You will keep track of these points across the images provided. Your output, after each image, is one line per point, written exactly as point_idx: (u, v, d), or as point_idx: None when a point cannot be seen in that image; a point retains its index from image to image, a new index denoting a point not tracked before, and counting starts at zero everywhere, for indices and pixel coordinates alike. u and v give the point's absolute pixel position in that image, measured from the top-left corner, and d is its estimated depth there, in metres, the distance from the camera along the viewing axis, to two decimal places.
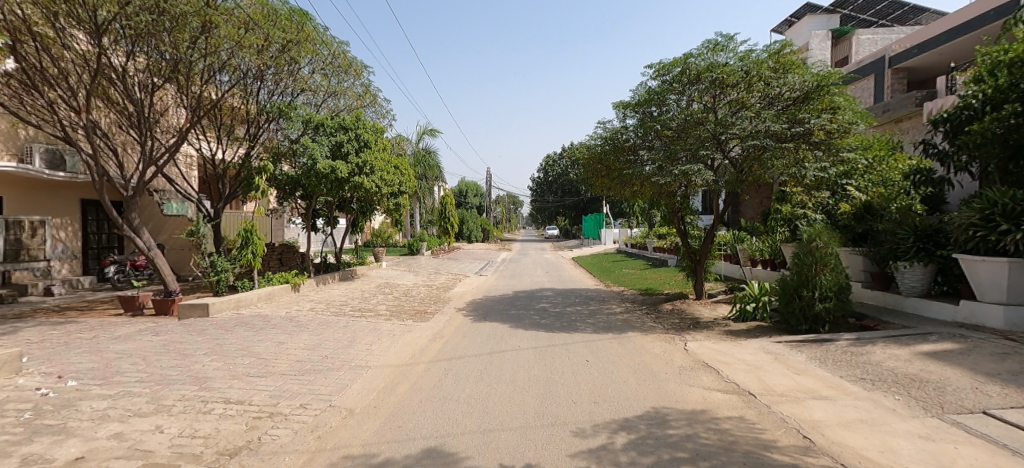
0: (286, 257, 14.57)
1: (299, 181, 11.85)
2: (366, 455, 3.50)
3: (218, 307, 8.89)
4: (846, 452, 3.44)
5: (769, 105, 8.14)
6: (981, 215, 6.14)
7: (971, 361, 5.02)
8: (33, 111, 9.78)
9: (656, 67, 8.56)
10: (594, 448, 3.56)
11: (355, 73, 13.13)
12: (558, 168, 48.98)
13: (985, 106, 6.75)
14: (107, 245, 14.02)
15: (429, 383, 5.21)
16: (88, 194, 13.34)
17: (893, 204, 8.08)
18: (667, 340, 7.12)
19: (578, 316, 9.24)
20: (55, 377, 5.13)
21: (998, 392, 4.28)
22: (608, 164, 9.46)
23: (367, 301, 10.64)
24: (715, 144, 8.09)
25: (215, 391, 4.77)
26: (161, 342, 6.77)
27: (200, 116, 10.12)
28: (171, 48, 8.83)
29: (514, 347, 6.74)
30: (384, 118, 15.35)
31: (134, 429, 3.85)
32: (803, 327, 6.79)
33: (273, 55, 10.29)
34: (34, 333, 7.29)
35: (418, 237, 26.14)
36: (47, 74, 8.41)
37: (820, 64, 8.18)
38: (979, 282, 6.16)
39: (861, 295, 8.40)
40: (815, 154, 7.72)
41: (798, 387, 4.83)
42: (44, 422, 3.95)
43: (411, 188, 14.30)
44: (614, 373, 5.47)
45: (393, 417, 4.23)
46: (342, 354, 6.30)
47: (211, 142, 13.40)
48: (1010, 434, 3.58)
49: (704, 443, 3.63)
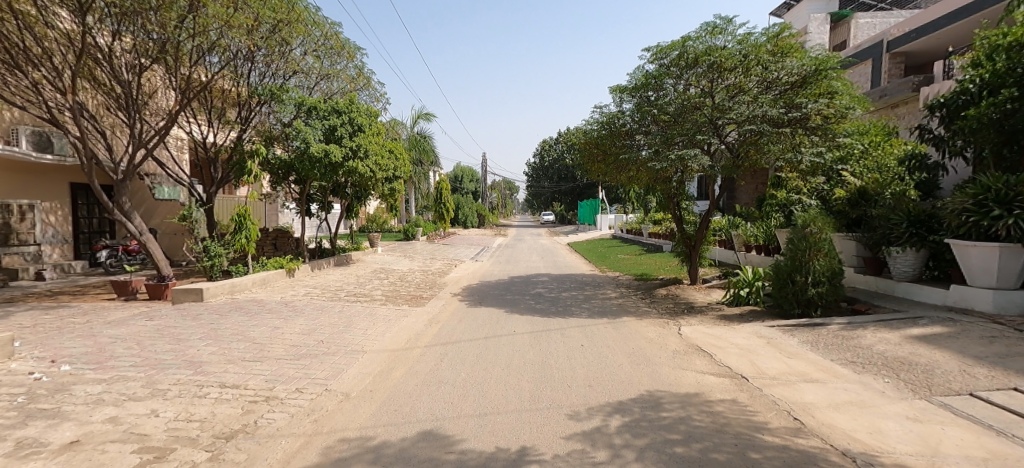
0: (281, 242, 14.55)
1: (293, 166, 11.74)
2: (362, 439, 3.52)
3: (212, 292, 8.85)
4: (835, 433, 3.49)
5: (767, 90, 8.08)
6: (975, 201, 6.19)
7: (960, 345, 5.09)
8: (18, 92, 9.58)
9: (653, 50, 8.49)
10: (588, 431, 3.59)
11: (348, 55, 12.96)
12: (554, 153, 48.71)
13: (981, 91, 6.72)
14: (98, 229, 13.90)
15: (424, 367, 5.22)
16: (78, 178, 13.17)
17: (887, 190, 8.09)
18: (661, 324, 7.17)
19: (574, 301, 9.28)
20: (49, 361, 5.10)
21: (985, 374, 4.34)
22: (604, 148, 9.40)
23: (362, 287, 10.63)
24: (711, 129, 8.01)
25: (210, 376, 4.76)
26: (155, 327, 6.74)
27: (190, 99, 9.94)
28: (158, 28, 8.69)
29: (509, 332, 6.75)
30: (378, 102, 15.19)
31: (130, 413, 3.84)
32: (796, 311, 6.83)
33: (263, 36, 10.12)
34: (26, 318, 7.25)
35: (414, 222, 26.06)
36: (30, 55, 8.25)
37: (818, 47, 8.09)
38: (970, 268, 6.21)
39: (853, 280, 8.44)
40: (811, 139, 7.71)
41: (789, 370, 4.89)
42: (38, 406, 3.94)
43: (406, 173, 14.21)
44: (608, 358, 5.50)
45: (389, 400, 4.24)
46: (337, 338, 6.30)
47: (202, 125, 13.20)
48: (996, 415, 3.65)
49: (696, 425, 3.67)
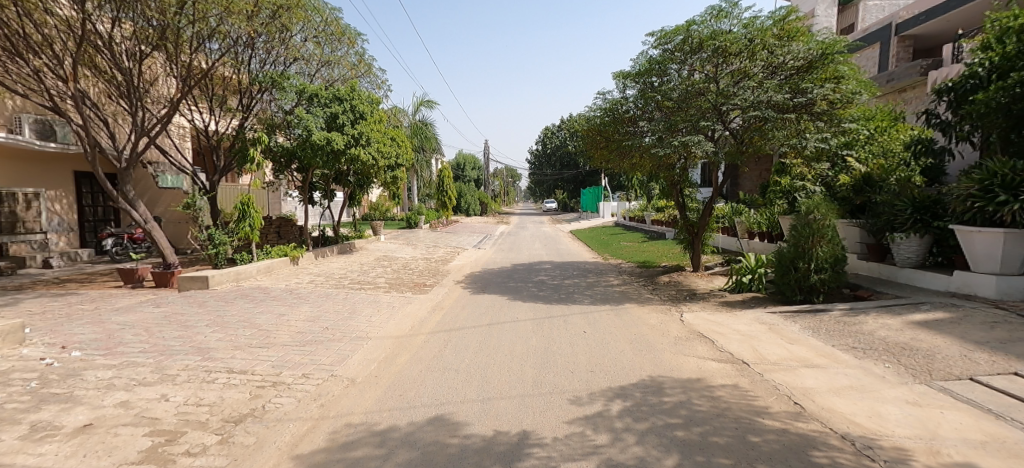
0: (285, 230, 14.63)
1: (296, 153, 11.70)
2: (368, 423, 3.57)
3: (218, 280, 8.92)
4: (836, 417, 3.53)
5: (772, 75, 7.98)
6: (980, 187, 6.16)
7: (961, 330, 5.11)
8: (21, 80, 9.58)
9: (657, 35, 8.40)
10: (590, 415, 3.63)
11: (349, 41, 12.85)
12: (557, 140, 48.52)
13: (990, 74, 6.65)
14: (104, 218, 13.95)
15: (429, 353, 5.27)
16: (83, 166, 13.21)
17: (892, 176, 8.05)
18: (664, 311, 7.21)
19: (577, 288, 9.33)
20: (59, 347, 5.17)
21: (986, 359, 4.36)
22: (607, 135, 9.37)
23: (366, 274, 10.70)
24: (716, 114, 7.96)
25: (218, 362, 4.82)
26: (163, 313, 6.82)
27: (191, 86, 9.91)
28: (158, 14, 8.64)
29: (512, 319, 6.79)
30: (380, 89, 15.12)
31: (141, 398, 3.90)
32: (798, 297, 6.85)
33: (264, 22, 10.06)
34: (36, 304, 7.35)
35: (416, 211, 26.13)
36: (31, 42, 8.24)
37: (825, 31, 7.98)
38: (973, 253, 6.20)
39: (856, 266, 8.42)
40: (816, 125, 7.64)
41: (790, 356, 4.92)
42: (51, 391, 4.00)
43: (408, 161, 14.16)
44: (611, 344, 5.53)
45: (394, 386, 4.30)
46: (342, 325, 6.37)
47: (204, 112, 13.20)
48: (996, 399, 3.67)
49: (697, 409, 3.71)
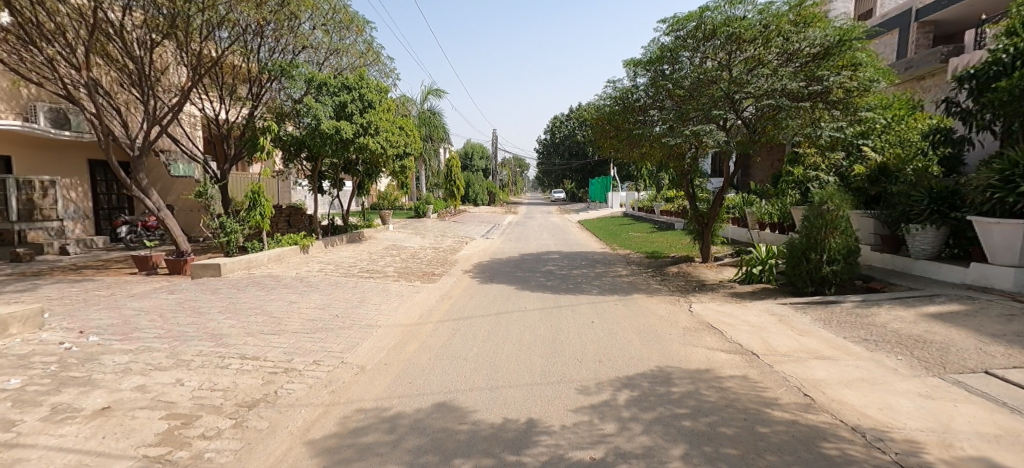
0: (294, 219, 14.73)
1: (305, 142, 11.74)
2: (378, 409, 3.61)
3: (229, 268, 9.02)
4: (846, 409, 3.51)
5: (787, 62, 7.84)
6: (1001, 177, 6.05)
7: (977, 323, 5.04)
8: (34, 69, 9.66)
9: (669, 22, 8.27)
10: (597, 404, 3.65)
11: (357, 29, 12.87)
12: (565, 129, 48.37)
13: (1014, 61, 6.49)
14: (118, 206, 14.12)
15: (437, 341, 5.30)
16: (96, 155, 13.35)
17: (908, 166, 7.90)
18: (672, 301, 7.19)
19: (585, 278, 9.32)
20: (77, 332, 5.26)
21: (1001, 352, 4.30)
22: (617, 124, 9.19)
23: (375, 263, 10.76)
24: (728, 103, 7.84)
25: (231, 348, 4.89)
26: (176, 300, 6.93)
27: (202, 74, 9.91)
28: (168, 3, 8.63)
29: (520, 309, 6.79)
30: (388, 78, 15.10)
31: (156, 382, 3.97)
32: (809, 289, 6.77)
33: (272, 10, 10.00)
34: (54, 290, 7.49)
35: (424, 200, 26.17)
36: (44, 30, 8.26)
37: (843, 17, 7.80)
38: (991, 245, 6.09)
39: (869, 258, 8.31)
40: (831, 114, 7.53)
41: (800, 348, 4.88)
42: (70, 374, 4.08)
43: (417, 150, 14.15)
44: (618, 334, 5.52)
45: (403, 373, 4.33)
46: (351, 313, 6.42)
47: (214, 101, 13.28)
48: (1010, 392, 3.63)
49: (705, 400, 3.71)
